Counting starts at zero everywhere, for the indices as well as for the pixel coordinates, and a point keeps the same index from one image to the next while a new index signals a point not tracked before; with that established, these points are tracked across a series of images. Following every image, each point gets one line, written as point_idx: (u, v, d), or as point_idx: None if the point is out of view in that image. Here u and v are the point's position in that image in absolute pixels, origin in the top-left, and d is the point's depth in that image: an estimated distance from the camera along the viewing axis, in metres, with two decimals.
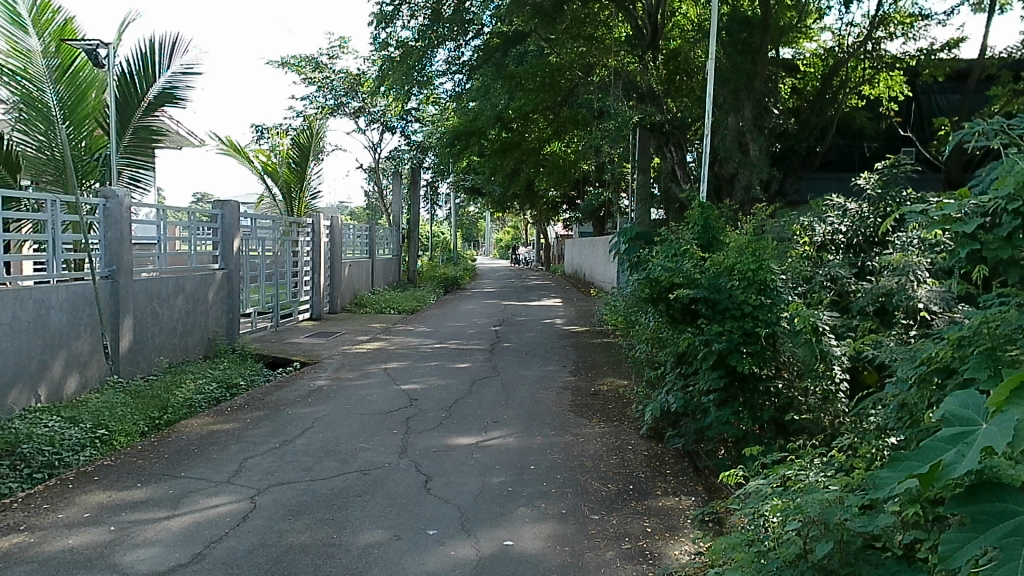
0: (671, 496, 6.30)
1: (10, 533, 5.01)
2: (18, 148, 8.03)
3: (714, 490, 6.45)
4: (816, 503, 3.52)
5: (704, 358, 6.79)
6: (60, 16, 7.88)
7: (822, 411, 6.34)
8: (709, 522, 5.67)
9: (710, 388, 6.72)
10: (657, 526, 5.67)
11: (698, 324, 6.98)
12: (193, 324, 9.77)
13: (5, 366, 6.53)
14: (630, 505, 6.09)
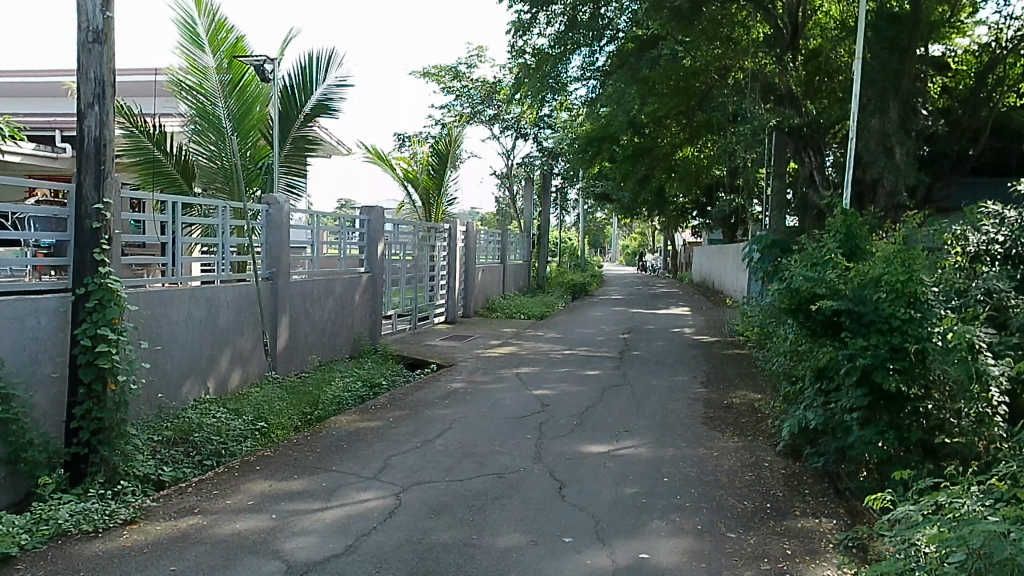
0: (811, 517, 5.94)
1: (187, 514, 5.35)
2: (195, 159, 8.65)
3: (857, 514, 6.04)
4: (980, 534, 3.23)
5: (846, 374, 6.30)
6: (233, 35, 8.48)
7: (976, 433, 6.00)
8: (854, 550, 5.26)
9: (854, 406, 6.20)
10: (797, 548, 5.36)
11: (841, 338, 6.54)
12: (339, 325, 10.19)
13: (180, 360, 7.05)
14: (768, 525, 5.81)
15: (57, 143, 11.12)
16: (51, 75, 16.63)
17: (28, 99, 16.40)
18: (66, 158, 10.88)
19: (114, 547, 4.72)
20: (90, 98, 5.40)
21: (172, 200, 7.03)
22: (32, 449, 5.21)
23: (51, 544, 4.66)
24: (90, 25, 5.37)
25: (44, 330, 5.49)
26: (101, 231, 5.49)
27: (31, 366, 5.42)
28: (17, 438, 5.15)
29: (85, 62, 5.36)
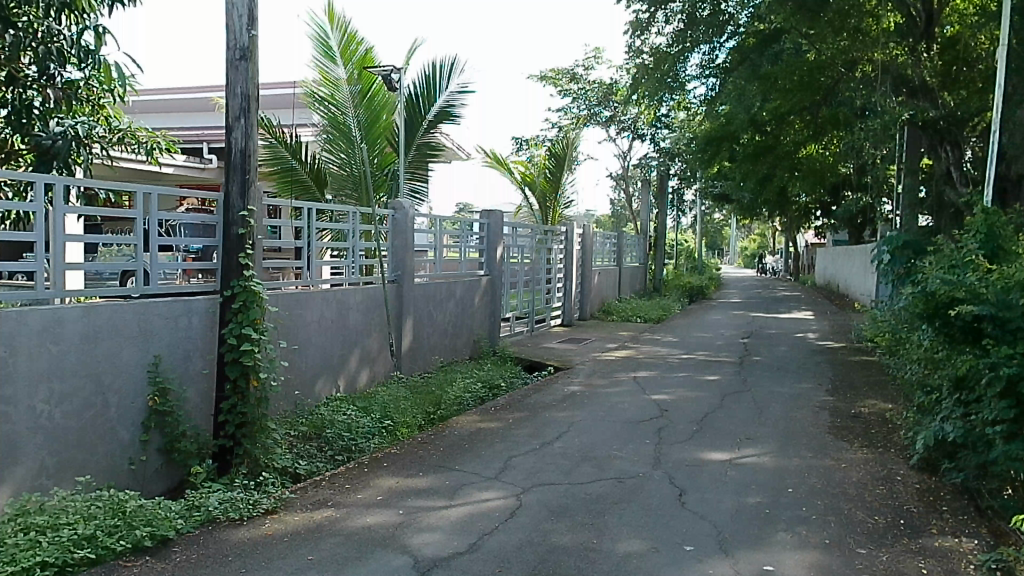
0: (949, 536, 5.56)
1: (322, 507, 5.60)
2: (328, 167, 9.05)
3: (1002, 534, 5.56)
4: None
5: (988, 385, 5.88)
6: (363, 47, 8.82)
7: None
8: (999, 572, 4.87)
9: (998, 418, 5.70)
10: (935, 568, 5.03)
11: (983, 346, 6.11)
12: (460, 327, 10.42)
13: (315, 359, 7.42)
14: (902, 542, 5.48)
15: (205, 155, 11.96)
16: (198, 92, 17.87)
17: (178, 114, 17.69)
18: (212, 169, 11.68)
19: (257, 535, 4.97)
20: (237, 112, 5.75)
21: (308, 207, 7.39)
22: (185, 440, 5.59)
23: (202, 529, 4.95)
24: (237, 43, 5.72)
25: (195, 329, 5.87)
26: (246, 237, 5.83)
27: (185, 363, 5.81)
28: (172, 430, 5.54)
29: (233, 78, 5.71)
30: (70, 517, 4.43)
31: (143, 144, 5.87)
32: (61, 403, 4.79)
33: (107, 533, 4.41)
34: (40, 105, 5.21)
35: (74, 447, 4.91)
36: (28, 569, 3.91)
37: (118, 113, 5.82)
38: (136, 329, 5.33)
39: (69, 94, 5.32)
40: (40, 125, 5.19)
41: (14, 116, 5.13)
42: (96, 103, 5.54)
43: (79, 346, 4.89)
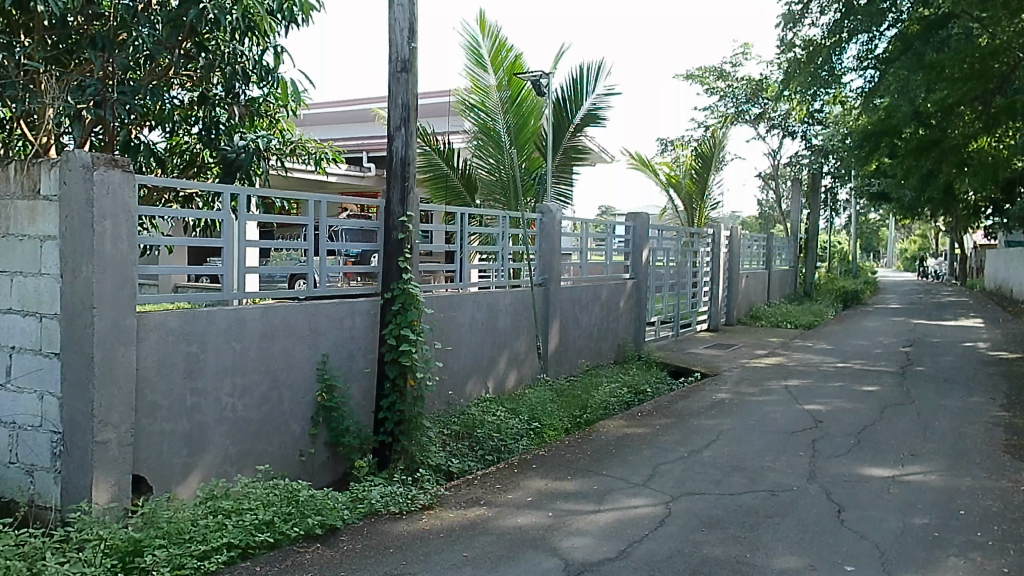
0: None
1: (475, 505, 5.71)
2: (478, 172, 9.28)
3: None
4: None
5: None
6: (512, 53, 8.93)
7: None
8: None
9: None
10: None
11: None
12: (605, 330, 10.37)
13: (466, 360, 7.62)
14: None
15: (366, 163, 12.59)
16: (358, 103, 18.84)
17: (339, 124, 18.73)
18: (372, 176, 12.27)
19: (415, 529, 5.14)
20: (398, 122, 5.99)
21: (461, 212, 7.61)
22: (349, 434, 5.87)
23: (366, 520, 5.17)
24: (398, 55, 5.97)
25: (359, 330, 6.17)
26: (405, 241, 6.07)
27: (349, 362, 6.12)
28: (337, 424, 5.84)
29: (396, 89, 5.96)
30: (252, 502, 4.70)
31: (311, 155, 6.19)
32: (243, 396, 5.16)
33: (283, 520, 4.64)
34: (225, 121, 5.64)
35: (253, 438, 5.27)
36: (217, 549, 4.18)
37: (291, 127, 6.20)
38: (306, 329, 5.66)
39: (251, 109, 5.71)
40: (226, 140, 5.64)
41: (204, 132, 5.61)
42: (271, 117, 5.93)
43: (258, 343, 5.25)
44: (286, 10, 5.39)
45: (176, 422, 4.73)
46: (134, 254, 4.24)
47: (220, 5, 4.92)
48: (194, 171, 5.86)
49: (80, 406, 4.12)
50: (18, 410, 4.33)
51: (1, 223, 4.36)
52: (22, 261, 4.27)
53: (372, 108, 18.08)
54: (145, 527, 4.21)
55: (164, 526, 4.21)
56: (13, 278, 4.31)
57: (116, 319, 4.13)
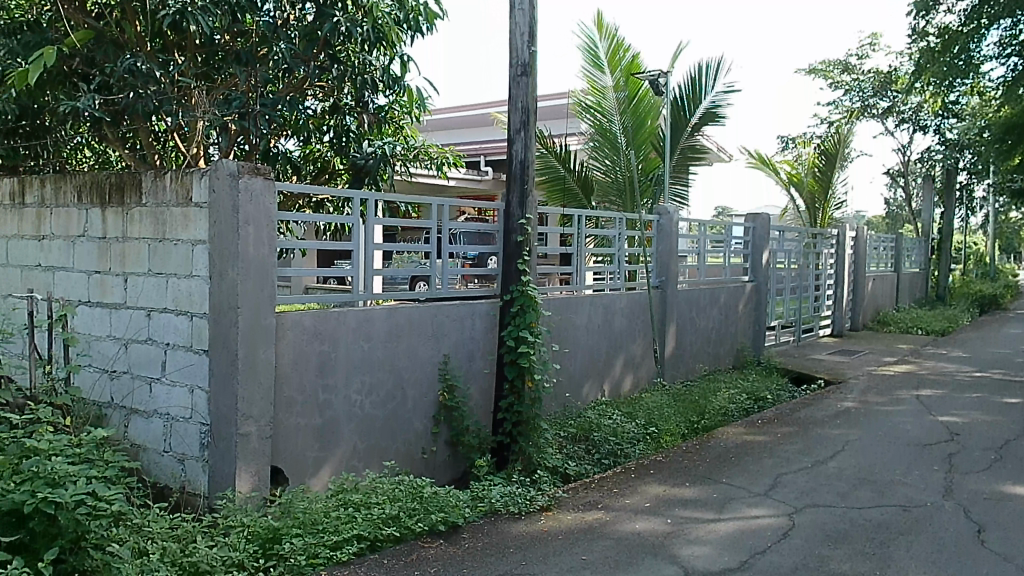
0: None
1: (592, 508, 5.68)
2: (594, 173, 9.31)
3: None
4: None
5: None
6: (630, 53, 8.82)
7: None
8: None
9: None
10: None
11: None
12: (723, 334, 10.13)
13: (583, 363, 7.63)
14: None
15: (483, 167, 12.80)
16: (476, 108, 19.20)
17: (458, 129, 19.15)
18: (489, 179, 12.46)
19: (533, 530, 5.15)
20: (517, 125, 6.05)
21: (578, 215, 7.62)
22: (468, 434, 5.96)
23: (486, 519, 5.23)
24: (518, 60, 6.03)
25: (478, 331, 6.27)
26: (524, 243, 6.12)
27: (469, 362, 6.23)
28: (458, 424, 5.94)
29: (515, 93, 6.02)
30: (379, 497, 4.84)
31: (434, 160, 6.34)
32: (370, 394, 5.35)
33: (408, 515, 4.75)
34: (355, 128, 5.90)
35: (380, 434, 5.45)
36: (348, 541, 4.34)
37: (415, 133, 6.37)
38: (429, 330, 5.81)
39: (379, 116, 5.94)
40: (356, 146, 5.90)
41: (336, 138, 5.89)
42: (396, 124, 6.11)
43: (384, 342, 5.42)
44: (411, 19, 5.59)
45: (309, 417, 4.96)
46: (274, 257, 4.47)
47: (351, 18, 5.18)
48: (326, 177, 6.12)
49: (225, 399, 4.38)
50: (172, 403, 4.62)
51: (156, 229, 4.64)
52: (175, 264, 4.55)
53: (490, 112, 18.35)
54: (282, 516, 4.42)
55: (300, 516, 4.41)
56: (167, 280, 4.60)
57: (257, 318, 4.37)
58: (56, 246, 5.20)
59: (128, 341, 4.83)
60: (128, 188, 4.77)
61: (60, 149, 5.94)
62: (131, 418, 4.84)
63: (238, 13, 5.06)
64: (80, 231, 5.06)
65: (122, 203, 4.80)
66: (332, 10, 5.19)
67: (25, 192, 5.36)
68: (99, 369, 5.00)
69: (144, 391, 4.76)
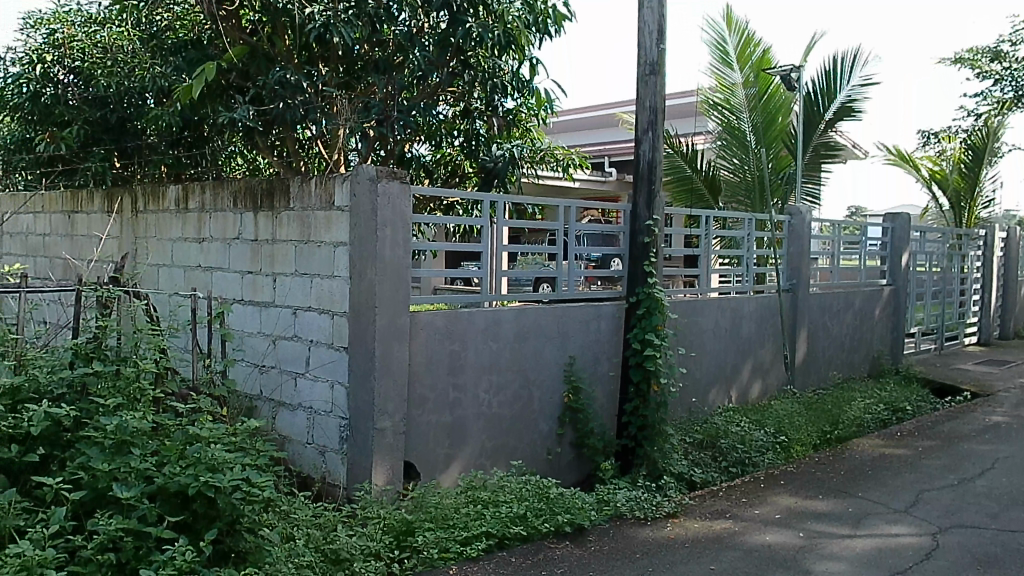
0: None
1: (720, 517, 5.51)
2: (722, 172, 9.06)
3: None
4: None
5: None
6: (759, 48, 8.53)
7: None
8: None
9: None
10: None
11: None
12: (858, 340, 9.64)
13: (710, 368, 7.45)
14: None
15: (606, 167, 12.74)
16: (600, 108, 19.08)
17: (581, 130, 19.12)
18: (612, 180, 12.39)
19: (660, 537, 5.06)
20: (645, 125, 5.97)
21: (706, 216, 7.46)
22: (593, 436, 5.93)
23: (611, 523, 5.18)
24: (646, 59, 5.96)
25: (604, 333, 6.24)
26: (650, 245, 6.04)
27: (594, 365, 6.21)
28: (583, 426, 5.93)
29: (643, 93, 5.96)
30: (507, 495, 4.88)
31: (560, 162, 6.38)
32: (498, 394, 5.43)
33: (535, 515, 4.77)
34: (484, 132, 6.07)
35: (506, 434, 5.52)
36: (477, 537, 4.41)
37: (541, 134, 6.41)
38: (555, 331, 5.83)
39: (507, 119, 6.04)
40: (484, 150, 6.09)
41: (466, 142, 6.07)
42: (524, 126, 6.19)
43: (512, 343, 5.49)
44: (540, 22, 5.66)
45: (440, 415, 5.09)
46: (410, 258, 4.62)
47: (483, 23, 5.30)
48: (456, 181, 6.29)
49: (363, 395, 4.56)
50: (315, 397, 4.86)
51: (302, 232, 4.89)
52: (319, 265, 4.78)
53: (614, 112, 18.20)
54: (415, 510, 4.53)
55: (432, 511, 4.51)
56: (311, 280, 4.84)
57: (393, 318, 4.53)
58: (214, 247, 5.57)
59: (276, 337, 5.11)
60: (278, 194, 5.04)
61: (216, 157, 6.37)
62: (279, 410, 5.12)
63: (377, 23, 5.27)
64: (236, 234, 5.41)
65: (272, 207, 5.09)
66: (464, 16, 5.34)
67: (188, 197, 5.78)
68: (250, 364, 5.31)
69: (290, 385, 5.02)
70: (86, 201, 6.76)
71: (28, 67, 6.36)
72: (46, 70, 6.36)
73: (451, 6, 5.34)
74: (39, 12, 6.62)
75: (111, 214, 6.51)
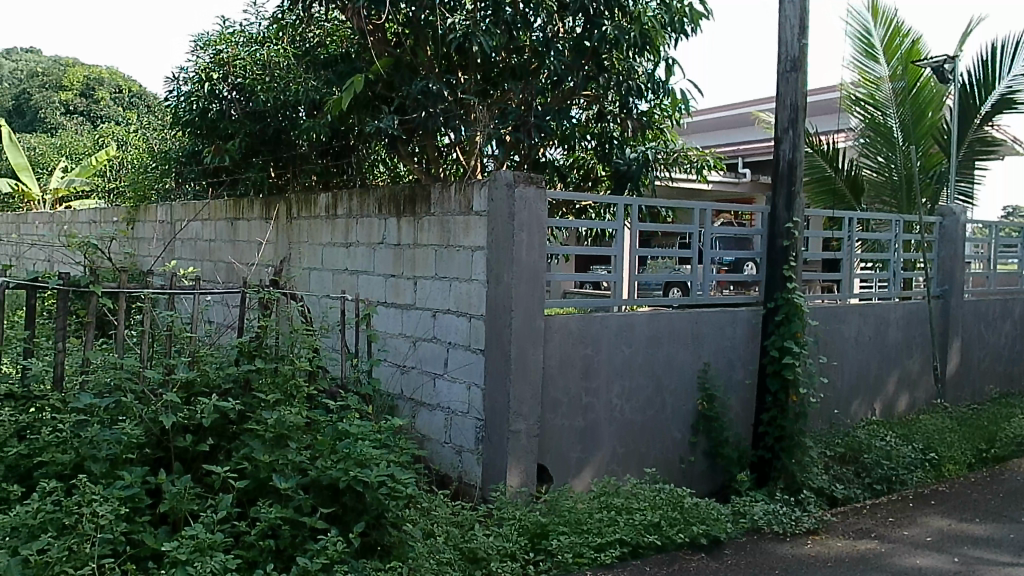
0: None
1: (865, 537, 5.18)
2: (864, 172, 8.57)
3: None
4: None
5: None
6: (909, 39, 8.13)
7: None
8: None
9: None
10: None
11: None
12: (1018, 352, 8.87)
13: (851, 378, 7.08)
14: None
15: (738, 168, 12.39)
16: (735, 107, 18.51)
17: (714, 131, 18.63)
18: (746, 181, 12.01)
19: (800, 554, 4.81)
20: (786, 124, 5.76)
21: (849, 217, 7.03)
22: (728, 446, 5.75)
23: (748, 537, 4.98)
24: (787, 55, 5.74)
25: (739, 339, 6.06)
26: (790, 249, 5.81)
27: (729, 372, 6.03)
28: (718, 435, 5.76)
29: (784, 90, 5.74)
30: (640, 503, 4.78)
31: (694, 164, 6.32)
32: (631, 399, 5.37)
33: (669, 524, 4.64)
34: (619, 134, 6.06)
35: (639, 440, 5.45)
36: (611, 544, 4.36)
37: (675, 136, 6.37)
38: (690, 336, 5.71)
39: (642, 122, 5.99)
40: (619, 152, 6.09)
41: (600, 145, 6.09)
42: (658, 128, 6.14)
43: (645, 348, 5.42)
44: (676, 22, 5.64)
45: (574, 419, 5.09)
46: (546, 261, 4.65)
47: (619, 26, 5.37)
48: (589, 184, 6.30)
49: (499, 397, 4.63)
50: (452, 398, 4.98)
51: (442, 236, 5.02)
52: (457, 268, 4.90)
53: (750, 111, 17.62)
54: (549, 513, 4.52)
55: (565, 514, 4.49)
56: (450, 283, 4.96)
57: (528, 321, 4.58)
58: (360, 252, 5.82)
59: (417, 338, 5.28)
60: (419, 200, 5.21)
61: (361, 165, 6.61)
62: (418, 410, 5.28)
63: (514, 30, 5.36)
64: (380, 238, 5.62)
65: (414, 213, 5.27)
66: (601, 19, 5.36)
67: (337, 204, 6.06)
68: (393, 365, 5.51)
69: (429, 385, 5.17)
70: (247, 208, 7.24)
71: (198, 86, 7.01)
72: (213, 87, 6.93)
73: (588, 10, 5.35)
74: (206, 33, 7.18)
75: (268, 221, 6.95)
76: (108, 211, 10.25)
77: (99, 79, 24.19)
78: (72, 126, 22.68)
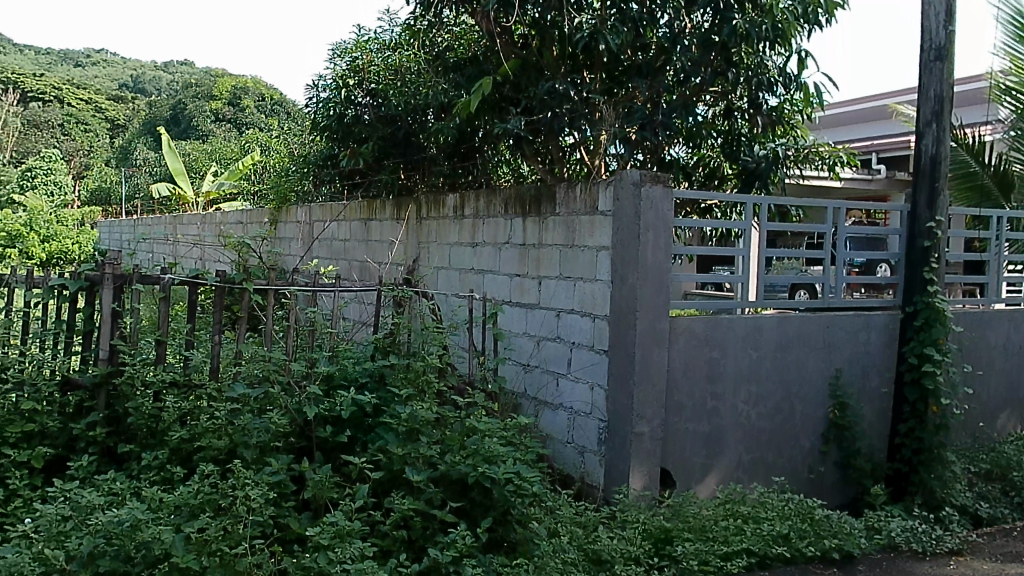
0: None
1: (1017, 561, 4.75)
2: (1015, 167, 7.99)
3: None
4: None
5: None
6: None
7: None
8: None
9: None
10: None
11: None
12: None
13: (999, 389, 6.59)
14: None
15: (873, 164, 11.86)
16: (876, 98, 17.52)
17: (851, 124, 17.75)
18: (880, 178, 11.43)
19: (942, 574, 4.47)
20: (929, 116, 5.42)
21: (998, 216, 6.52)
22: (861, 457, 5.47)
23: (885, 555, 4.66)
24: (932, 43, 5.39)
25: (874, 346, 5.74)
26: (932, 249, 5.47)
27: (863, 379, 5.74)
28: (850, 444, 5.49)
29: (927, 80, 5.41)
30: (768, 512, 4.60)
31: (825, 160, 6.09)
32: (758, 405, 5.21)
33: (799, 536, 4.45)
34: (747, 132, 5.91)
35: (766, 447, 5.27)
36: (738, 554, 4.21)
37: (805, 131, 6.17)
38: (822, 341, 5.47)
39: (773, 117, 5.86)
40: (746, 149, 5.92)
41: (726, 145, 5.96)
42: (788, 123, 5.97)
43: (773, 353, 5.24)
44: (810, 13, 5.45)
45: (699, 423, 4.98)
46: (671, 262, 4.58)
47: (750, 19, 5.21)
48: (715, 183, 6.18)
49: (622, 398, 4.59)
50: (576, 398, 4.98)
51: (567, 235, 5.03)
52: (582, 268, 4.89)
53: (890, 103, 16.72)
54: (673, 518, 4.43)
55: (690, 520, 4.38)
56: (574, 283, 4.96)
57: (652, 322, 4.52)
58: (486, 251, 5.91)
59: (541, 338, 5.31)
60: (545, 200, 5.24)
61: (486, 166, 6.73)
62: (542, 409, 5.31)
63: (640, 27, 5.33)
64: (506, 238, 5.69)
65: (539, 213, 5.30)
66: (732, 13, 5.23)
67: (464, 204, 6.18)
68: (518, 364, 5.57)
69: (553, 385, 5.19)
70: (379, 209, 7.51)
71: (336, 92, 7.30)
72: (349, 93, 7.23)
73: (718, 4, 5.26)
74: (344, 42, 7.56)
75: (400, 222, 7.18)
76: (254, 213, 10.93)
77: (245, 89, 25.90)
78: (221, 133, 24.36)
